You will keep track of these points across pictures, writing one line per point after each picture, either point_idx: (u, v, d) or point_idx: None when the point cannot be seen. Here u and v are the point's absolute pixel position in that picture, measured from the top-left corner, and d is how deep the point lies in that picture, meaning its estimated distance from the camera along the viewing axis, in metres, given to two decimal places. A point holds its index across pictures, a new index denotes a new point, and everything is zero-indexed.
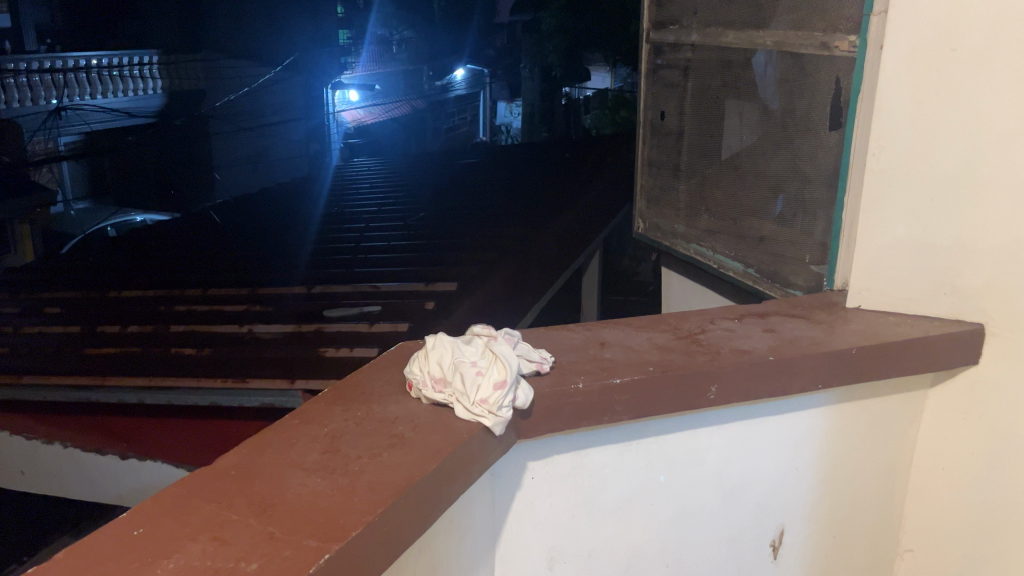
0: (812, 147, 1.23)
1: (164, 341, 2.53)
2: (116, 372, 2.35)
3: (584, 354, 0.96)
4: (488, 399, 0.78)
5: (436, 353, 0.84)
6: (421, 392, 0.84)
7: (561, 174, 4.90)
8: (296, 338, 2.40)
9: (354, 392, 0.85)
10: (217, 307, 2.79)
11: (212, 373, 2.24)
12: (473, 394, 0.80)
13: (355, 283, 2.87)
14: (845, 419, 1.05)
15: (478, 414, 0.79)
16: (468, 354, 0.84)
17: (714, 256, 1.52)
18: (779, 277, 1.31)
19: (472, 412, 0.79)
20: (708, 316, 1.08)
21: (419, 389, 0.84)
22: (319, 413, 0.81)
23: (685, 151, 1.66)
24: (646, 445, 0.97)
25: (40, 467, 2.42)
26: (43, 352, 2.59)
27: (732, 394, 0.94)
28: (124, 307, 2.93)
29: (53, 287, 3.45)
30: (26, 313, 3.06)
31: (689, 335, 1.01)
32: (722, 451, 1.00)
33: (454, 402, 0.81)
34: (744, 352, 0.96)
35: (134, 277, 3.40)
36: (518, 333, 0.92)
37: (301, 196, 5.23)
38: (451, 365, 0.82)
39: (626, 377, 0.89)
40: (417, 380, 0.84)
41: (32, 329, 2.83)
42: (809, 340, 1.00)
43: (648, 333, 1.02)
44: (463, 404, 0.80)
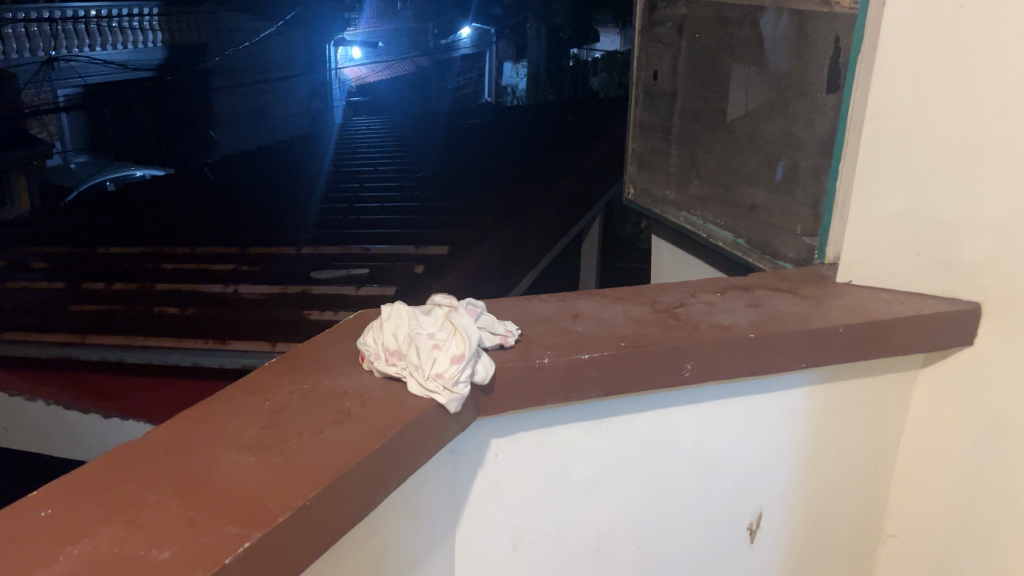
0: (807, 110, 1.16)
1: (148, 300, 2.48)
2: (98, 330, 2.31)
3: (553, 325, 0.90)
4: (443, 374, 0.74)
5: (393, 323, 0.80)
6: (372, 364, 0.78)
7: (563, 137, 4.80)
8: (281, 300, 2.35)
9: (303, 361, 0.80)
10: (204, 266, 2.73)
11: (196, 334, 2.20)
12: (428, 368, 0.75)
13: (346, 244, 2.81)
14: (831, 401, 1.00)
15: (431, 388, 0.74)
16: (428, 325, 0.79)
17: (704, 224, 1.45)
18: (769, 248, 1.25)
19: (424, 387, 0.75)
20: (688, 288, 1.02)
21: (371, 360, 0.78)
22: (263, 384, 0.76)
23: (677, 114, 1.59)
24: (619, 424, 0.92)
25: (24, 423, 2.40)
26: (25, 307, 2.54)
27: (708, 372, 0.89)
28: (111, 264, 2.87)
29: (42, 242, 3.37)
30: (13, 267, 3.01)
31: (666, 308, 0.96)
32: (699, 430, 0.96)
33: (405, 375, 0.76)
34: (724, 327, 0.91)
35: (126, 233, 3.34)
36: (482, 304, 0.85)
37: (299, 153, 5.15)
38: (407, 336, 0.78)
39: (595, 352, 0.84)
40: (369, 352, 0.79)
41: (17, 284, 2.78)
42: (795, 315, 0.94)
43: (624, 305, 0.96)
44: (415, 376, 0.76)
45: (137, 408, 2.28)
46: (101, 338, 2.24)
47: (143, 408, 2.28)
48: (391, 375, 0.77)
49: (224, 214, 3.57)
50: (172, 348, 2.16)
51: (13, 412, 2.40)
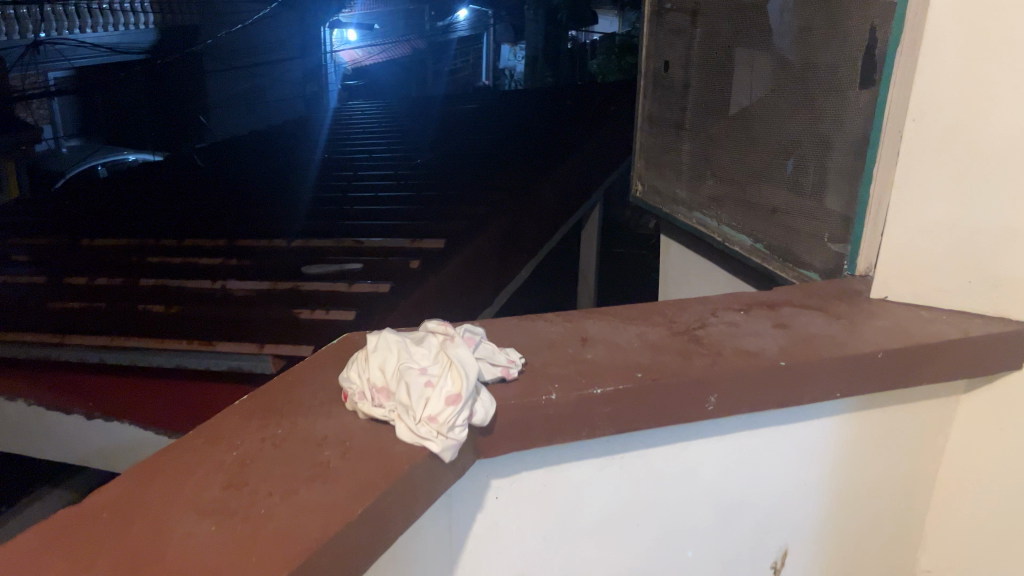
0: (835, 107, 1.06)
1: (132, 296, 2.38)
2: (78, 329, 2.20)
3: (561, 351, 0.81)
4: (437, 417, 0.65)
5: (380, 355, 0.70)
6: (356, 403, 0.69)
7: (562, 121, 4.68)
8: (270, 297, 2.25)
9: (279, 400, 0.71)
10: (190, 260, 2.63)
11: (180, 333, 2.09)
12: (421, 409, 0.66)
13: (338, 237, 2.71)
14: (865, 431, 0.91)
15: (423, 433, 0.65)
16: (419, 357, 0.70)
17: (718, 227, 1.35)
18: (792, 256, 1.15)
19: (415, 431, 0.65)
20: (707, 306, 0.93)
21: (355, 400, 0.69)
22: (232, 429, 0.66)
23: (689, 107, 1.49)
24: (633, 461, 0.83)
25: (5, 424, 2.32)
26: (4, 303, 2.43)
27: (733, 405, 0.79)
28: (95, 257, 2.77)
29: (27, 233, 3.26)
30: None
31: (685, 330, 0.86)
32: (720, 465, 0.87)
33: (393, 416, 0.67)
34: (750, 354, 0.82)
35: (113, 224, 3.23)
36: (480, 331, 0.76)
37: (293, 140, 5.03)
38: (396, 370, 0.68)
39: (608, 386, 0.74)
40: (352, 389, 0.70)
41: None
42: (827, 339, 0.85)
43: (638, 326, 0.87)
44: (406, 418, 0.66)
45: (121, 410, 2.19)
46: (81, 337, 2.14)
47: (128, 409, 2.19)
48: (377, 416, 0.68)
49: (214, 204, 3.46)
50: (155, 349, 2.05)
51: None
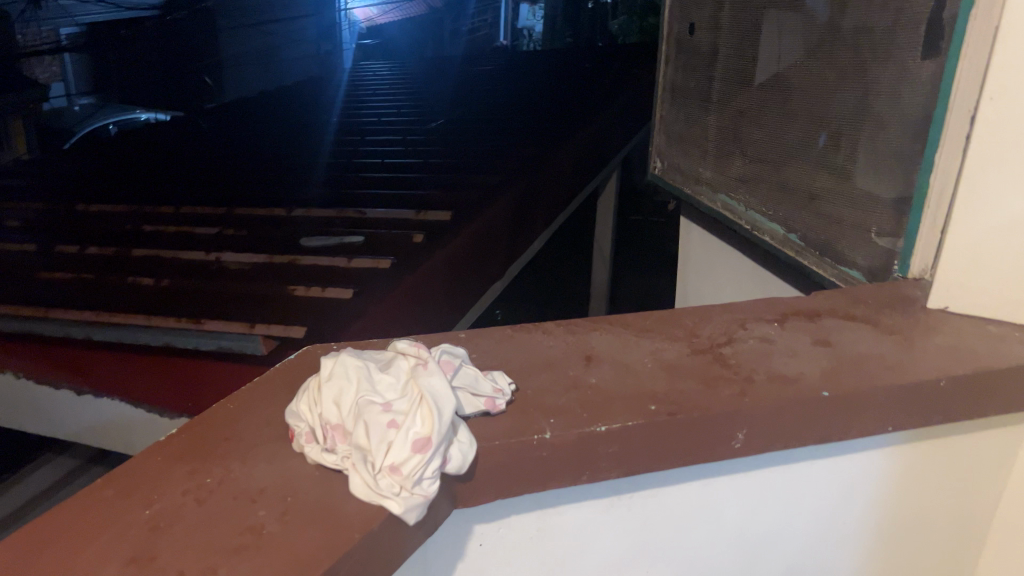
0: (888, 79, 0.90)
1: (123, 268, 2.25)
2: (66, 304, 2.07)
3: (560, 374, 0.68)
4: (402, 468, 0.53)
5: (334, 384, 0.58)
6: (303, 445, 0.56)
7: (581, 84, 4.46)
8: (265, 272, 2.12)
9: (214, 436, 0.58)
10: (186, 229, 2.47)
11: (171, 310, 1.96)
12: (382, 455, 0.53)
13: (341, 203, 2.52)
14: (916, 465, 0.77)
15: (381, 486, 0.52)
16: (383, 387, 0.57)
17: (747, 213, 1.20)
18: (831, 250, 1.01)
19: (371, 484, 0.53)
20: (733, 316, 0.79)
21: (303, 442, 0.56)
22: (152, 477, 0.54)
23: (717, 77, 1.33)
24: (645, 501, 0.70)
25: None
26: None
27: (765, 440, 0.66)
28: (89, 224, 2.62)
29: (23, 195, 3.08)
30: None
31: (707, 347, 0.73)
32: (746, 504, 0.74)
33: (345, 462, 0.55)
34: (787, 381, 0.68)
35: (113, 184, 3.05)
36: (460, 355, 0.62)
37: (303, 102, 4.84)
38: (353, 404, 0.56)
39: (615, 423, 0.61)
40: (300, 426, 0.57)
41: None
42: (877, 363, 0.71)
43: (652, 341, 0.74)
44: (361, 466, 0.54)
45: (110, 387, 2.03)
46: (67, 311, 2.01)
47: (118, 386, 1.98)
48: (328, 462, 0.55)
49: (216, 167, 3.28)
50: (143, 327, 1.92)
51: None
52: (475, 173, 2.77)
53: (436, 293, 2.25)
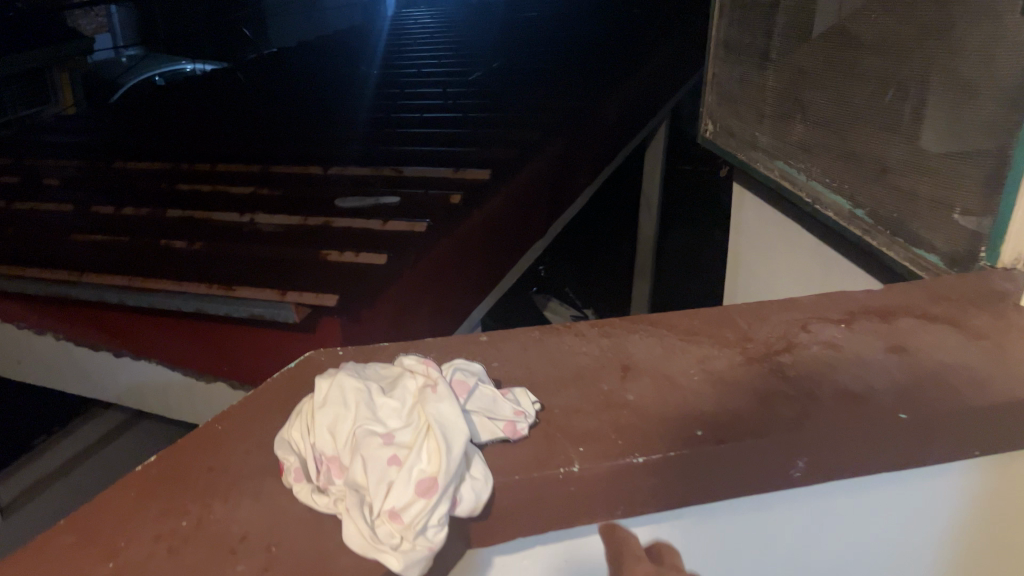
0: (978, 38, 0.77)
1: (159, 229, 1.99)
2: (97, 266, 1.83)
3: (592, 389, 0.60)
4: (404, 514, 0.45)
5: (328, 410, 0.50)
6: (292, 483, 0.49)
7: (629, 30, 4.23)
8: (298, 236, 1.82)
9: (196, 467, 0.51)
10: (224, 187, 2.17)
11: (205, 275, 1.70)
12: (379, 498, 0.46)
13: (375, 163, 2.18)
14: (1008, 488, 0.65)
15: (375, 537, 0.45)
16: (384, 413, 0.50)
17: (808, 184, 1.08)
18: (905, 230, 0.89)
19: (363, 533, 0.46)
20: (793, 315, 0.69)
21: (292, 479, 0.49)
22: (124, 518, 0.48)
23: (776, 32, 1.20)
24: (692, 537, 0.61)
25: (55, 354, 2.09)
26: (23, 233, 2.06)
27: (829, 468, 0.57)
28: (127, 179, 2.34)
29: (56, 147, 2.77)
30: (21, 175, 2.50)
31: (763, 355, 0.64)
32: (808, 534, 0.63)
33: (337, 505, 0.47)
34: (854, 400, 0.59)
35: (149, 134, 2.74)
36: (474, 377, 0.54)
37: (342, 54, 4.67)
38: (349, 437, 0.48)
39: (654, 453, 0.53)
40: (290, 460, 0.50)
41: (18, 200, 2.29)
42: (963, 376, 0.61)
43: (698, 348, 0.65)
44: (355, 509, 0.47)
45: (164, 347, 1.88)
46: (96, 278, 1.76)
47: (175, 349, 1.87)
48: (318, 503, 0.48)
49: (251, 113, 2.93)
50: (174, 293, 1.67)
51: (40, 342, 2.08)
52: (524, 120, 2.44)
53: (473, 257, 2.05)
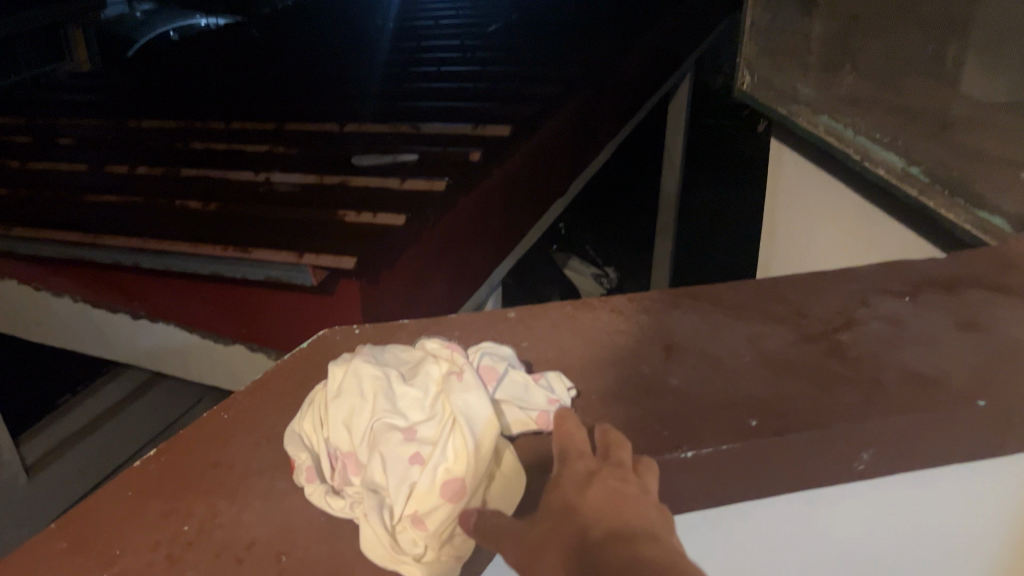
0: None
1: (166, 185, 1.79)
2: (102, 225, 1.64)
3: (631, 373, 0.54)
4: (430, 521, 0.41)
5: (344, 401, 0.45)
6: (304, 483, 0.44)
7: None
8: (314, 194, 1.65)
9: (199, 463, 0.47)
10: (236, 143, 1.95)
11: (220, 235, 1.54)
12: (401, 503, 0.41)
13: (394, 119, 1.99)
14: None
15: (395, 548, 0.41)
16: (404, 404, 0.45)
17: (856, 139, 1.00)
18: (964, 189, 0.82)
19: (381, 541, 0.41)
20: (848, 287, 0.63)
21: (304, 478, 0.45)
22: (120, 521, 0.43)
23: None
24: (739, 536, 0.55)
25: (51, 318, 1.87)
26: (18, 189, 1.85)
27: (896, 461, 0.52)
28: (131, 131, 2.13)
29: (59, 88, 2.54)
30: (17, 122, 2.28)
31: (820, 333, 0.58)
32: (864, 528, 0.57)
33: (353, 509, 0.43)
34: (924, 384, 0.53)
35: (158, 79, 2.54)
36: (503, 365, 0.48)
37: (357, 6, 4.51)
38: (368, 433, 0.44)
39: (704, 446, 0.48)
40: (300, 455, 0.45)
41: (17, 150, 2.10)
42: None
43: (747, 325, 0.59)
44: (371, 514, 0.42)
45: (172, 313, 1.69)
46: (100, 236, 1.59)
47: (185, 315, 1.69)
48: (332, 505, 0.43)
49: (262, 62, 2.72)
50: (187, 254, 1.50)
51: (35, 306, 1.87)
52: (552, 67, 2.26)
53: (494, 215, 1.90)
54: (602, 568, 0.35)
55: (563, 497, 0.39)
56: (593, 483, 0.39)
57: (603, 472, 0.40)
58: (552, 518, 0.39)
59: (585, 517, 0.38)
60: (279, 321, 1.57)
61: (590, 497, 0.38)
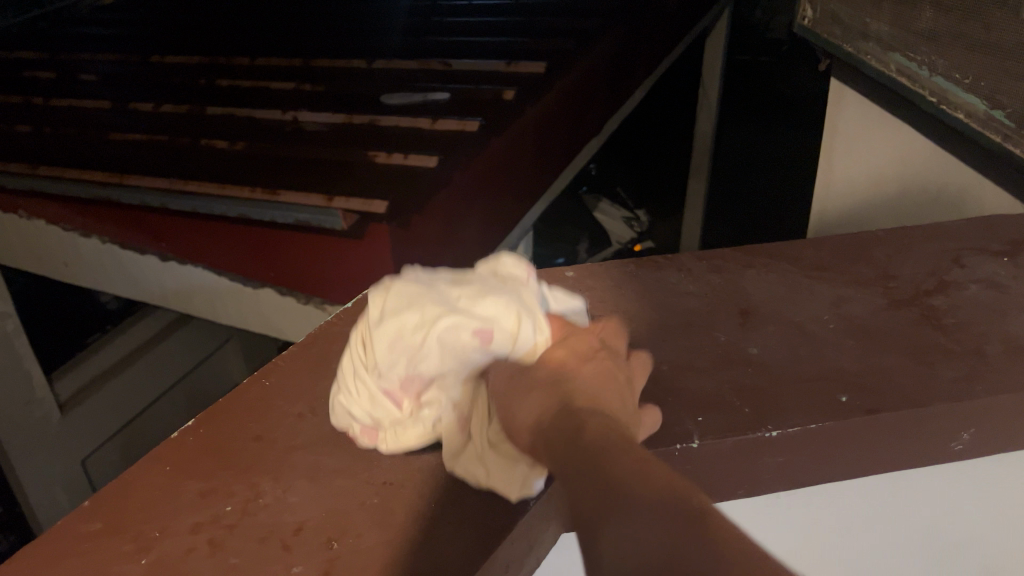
0: None
1: (192, 123, 1.74)
2: (128, 167, 1.59)
3: (705, 340, 0.50)
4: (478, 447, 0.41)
5: (389, 328, 0.40)
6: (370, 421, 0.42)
7: None
8: (344, 135, 1.59)
9: (241, 439, 0.43)
10: (261, 82, 1.88)
11: (247, 176, 1.49)
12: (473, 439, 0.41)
13: (422, 55, 1.92)
14: None
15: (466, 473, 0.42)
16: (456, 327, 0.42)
17: (931, 79, 0.92)
18: None
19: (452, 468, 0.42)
20: (939, 246, 0.58)
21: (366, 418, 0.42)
22: (159, 502, 0.40)
23: None
24: (810, 517, 0.51)
25: (79, 261, 1.83)
26: (42, 129, 1.80)
27: (997, 440, 0.47)
28: (153, 68, 2.06)
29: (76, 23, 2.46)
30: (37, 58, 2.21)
31: (912, 297, 0.53)
32: (951, 513, 0.53)
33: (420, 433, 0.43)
34: None
35: (183, 11, 2.46)
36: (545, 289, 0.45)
37: None
38: (425, 375, 0.40)
39: (789, 423, 0.43)
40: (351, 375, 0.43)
41: (37, 87, 2.04)
42: None
43: (829, 287, 0.54)
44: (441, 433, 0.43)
45: (198, 255, 1.66)
46: (127, 176, 1.56)
47: (213, 258, 1.65)
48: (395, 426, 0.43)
49: None
50: (216, 197, 1.46)
51: (63, 248, 1.83)
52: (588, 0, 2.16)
53: (530, 156, 1.82)
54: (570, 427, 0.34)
55: (554, 366, 0.38)
56: (589, 361, 0.38)
57: (602, 353, 0.39)
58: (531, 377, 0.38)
59: (570, 381, 0.37)
60: (308, 264, 1.53)
61: (583, 370, 0.37)
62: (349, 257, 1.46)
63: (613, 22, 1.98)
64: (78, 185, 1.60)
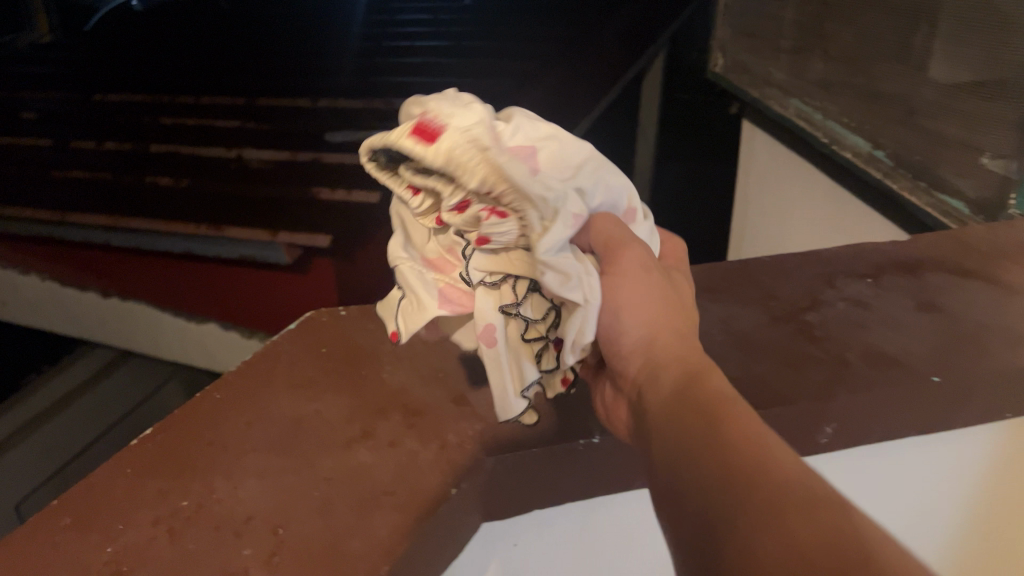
0: None
1: (135, 161, 1.76)
2: (69, 203, 1.61)
3: None
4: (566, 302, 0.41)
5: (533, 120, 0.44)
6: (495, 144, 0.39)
7: None
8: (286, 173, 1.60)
9: (196, 443, 0.48)
10: (206, 120, 1.92)
11: (190, 209, 1.52)
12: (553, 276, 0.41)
13: (367, 94, 1.98)
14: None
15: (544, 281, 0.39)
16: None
17: (826, 125, 1.04)
18: (929, 176, 0.86)
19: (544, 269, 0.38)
20: (817, 269, 0.66)
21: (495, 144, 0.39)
22: (122, 500, 0.45)
23: None
24: None
25: (22, 298, 1.85)
26: None
27: (858, 435, 0.55)
28: (96, 107, 2.08)
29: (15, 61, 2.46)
30: None
31: (789, 314, 0.61)
32: None
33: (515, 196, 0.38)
34: (886, 361, 0.56)
35: (127, 49, 2.48)
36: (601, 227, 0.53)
37: None
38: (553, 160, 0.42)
39: None
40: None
41: None
42: (996, 332, 0.58)
43: (720, 306, 0.62)
44: (522, 221, 0.39)
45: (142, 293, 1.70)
46: (68, 212, 1.59)
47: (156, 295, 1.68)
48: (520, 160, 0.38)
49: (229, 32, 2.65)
50: (161, 232, 1.52)
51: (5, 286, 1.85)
52: (525, 45, 2.26)
53: None
54: (703, 464, 0.32)
55: (691, 401, 0.36)
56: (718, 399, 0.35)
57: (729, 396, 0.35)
58: (654, 340, 0.40)
59: (708, 390, 0.36)
60: (252, 298, 1.59)
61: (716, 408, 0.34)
62: (294, 289, 1.53)
63: (549, 65, 2.07)
64: (23, 224, 1.64)
